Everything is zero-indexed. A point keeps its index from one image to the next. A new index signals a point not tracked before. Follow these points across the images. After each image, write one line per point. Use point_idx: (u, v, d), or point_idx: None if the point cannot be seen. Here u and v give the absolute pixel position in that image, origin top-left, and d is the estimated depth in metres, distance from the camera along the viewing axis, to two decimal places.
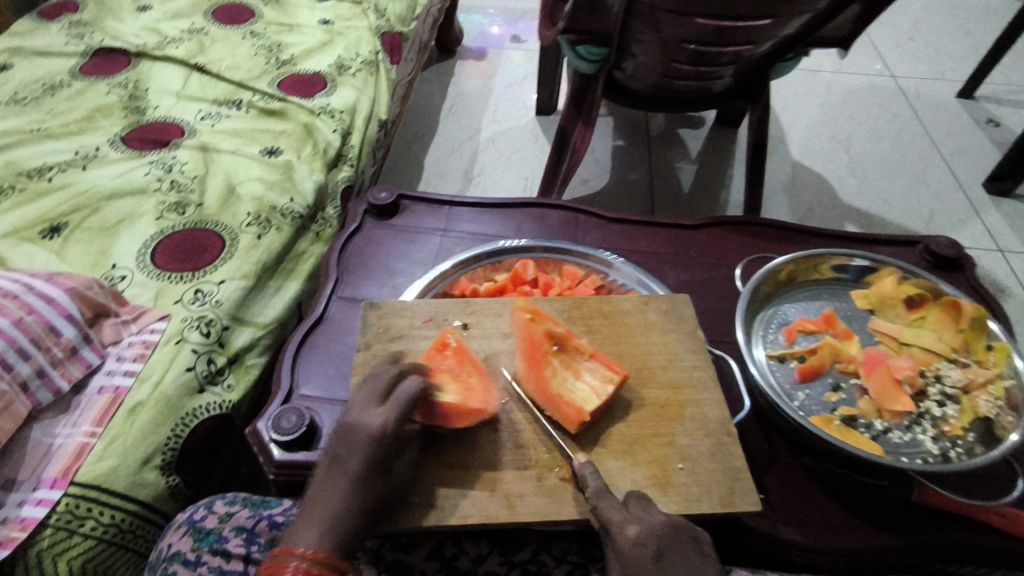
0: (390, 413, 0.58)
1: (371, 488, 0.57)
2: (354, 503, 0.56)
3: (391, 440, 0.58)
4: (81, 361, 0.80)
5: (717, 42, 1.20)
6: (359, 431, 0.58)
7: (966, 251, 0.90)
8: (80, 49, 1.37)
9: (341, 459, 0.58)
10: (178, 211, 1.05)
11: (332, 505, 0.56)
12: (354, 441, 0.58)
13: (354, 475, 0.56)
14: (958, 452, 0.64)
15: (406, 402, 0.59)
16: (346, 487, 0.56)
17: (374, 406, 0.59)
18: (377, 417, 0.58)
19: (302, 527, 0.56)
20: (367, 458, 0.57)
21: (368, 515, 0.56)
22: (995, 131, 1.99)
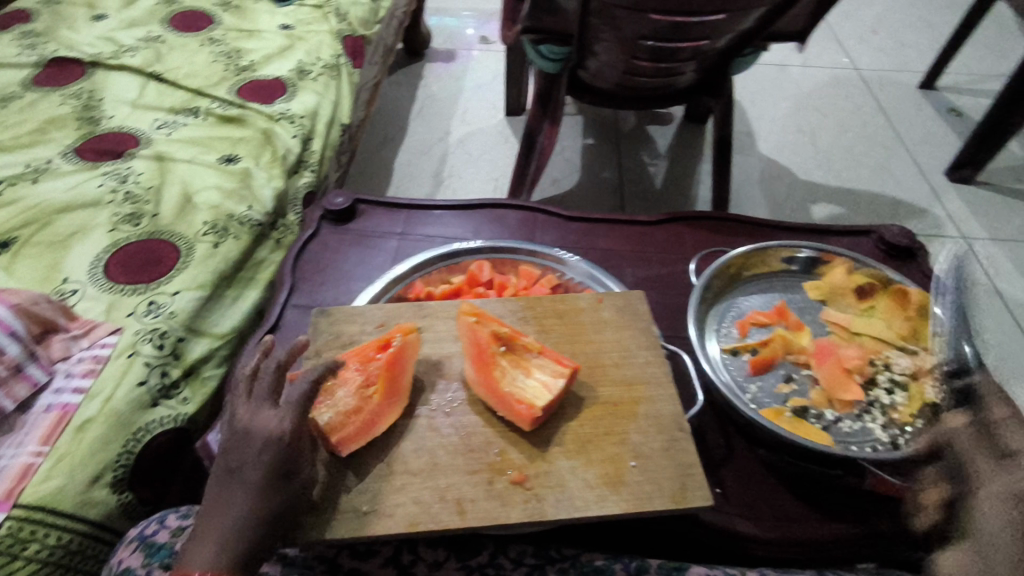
0: (285, 417, 0.55)
1: (272, 497, 0.53)
2: (253, 516, 0.52)
3: (289, 443, 0.55)
4: (28, 379, 0.79)
5: (674, 38, 1.21)
6: (255, 435, 0.54)
7: (918, 240, 0.92)
8: (32, 60, 1.34)
9: (237, 469, 0.54)
10: (132, 223, 1.03)
11: (225, 522, 0.52)
12: (247, 449, 0.54)
13: (254, 485, 0.53)
14: (906, 439, 0.64)
15: (301, 399, 0.56)
16: (245, 498, 0.53)
17: (269, 409, 0.56)
18: (276, 420, 0.55)
19: (195, 547, 0.52)
20: (267, 466, 0.54)
21: (272, 526, 0.53)
22: (956, 121, 2.02)
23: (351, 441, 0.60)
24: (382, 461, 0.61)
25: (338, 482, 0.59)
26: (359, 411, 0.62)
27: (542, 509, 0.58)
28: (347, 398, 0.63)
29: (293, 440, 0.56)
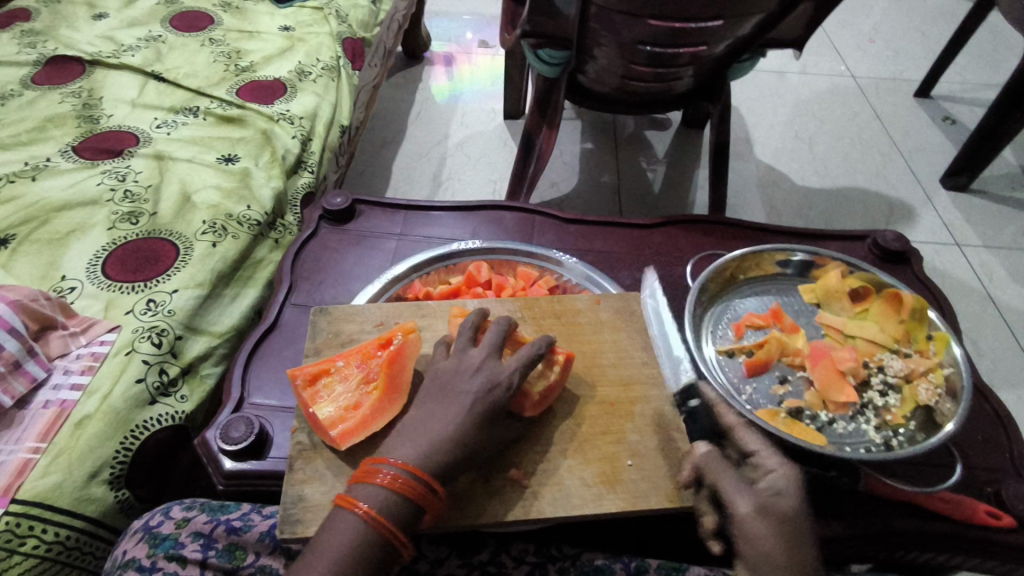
0: (514, 368, 0.60)
1: (474, 431, 0.57)
2: (459, 441, 0.56)
3: (507, 391, 0.59)
4: (26, 375, 0.78)
5: (673, 44, 1.22)
6: (478, 373, 0.60)
7: (912, 245, 0.93)
8: (32, 58, 1.35)
9: (448, 386, 0.59)
10: (131, 221, 1.04)
11: (433, 433, 0.56)
12: (469, 383, 0.59)
13: (468, 412, 0.57)
14: (900, 440, 0.65)
15: (527, 359, 0.61)
16: (455, 424, 0.56)
17: (496, 359, 0.61)
18: (504, 369, 0.60)
19: (398, 442, 0.56)
20: (481, 401, 0.58)
21: (470, 458, 0.57)
22: (951, 129, 2.04)
23: (347, 436, 0.61)
24: None
25: (337, 479, 0.60)
26: (357, 407, 0.63)
27: (540, 506, 0.59)
28: (346, 394, 0.64)
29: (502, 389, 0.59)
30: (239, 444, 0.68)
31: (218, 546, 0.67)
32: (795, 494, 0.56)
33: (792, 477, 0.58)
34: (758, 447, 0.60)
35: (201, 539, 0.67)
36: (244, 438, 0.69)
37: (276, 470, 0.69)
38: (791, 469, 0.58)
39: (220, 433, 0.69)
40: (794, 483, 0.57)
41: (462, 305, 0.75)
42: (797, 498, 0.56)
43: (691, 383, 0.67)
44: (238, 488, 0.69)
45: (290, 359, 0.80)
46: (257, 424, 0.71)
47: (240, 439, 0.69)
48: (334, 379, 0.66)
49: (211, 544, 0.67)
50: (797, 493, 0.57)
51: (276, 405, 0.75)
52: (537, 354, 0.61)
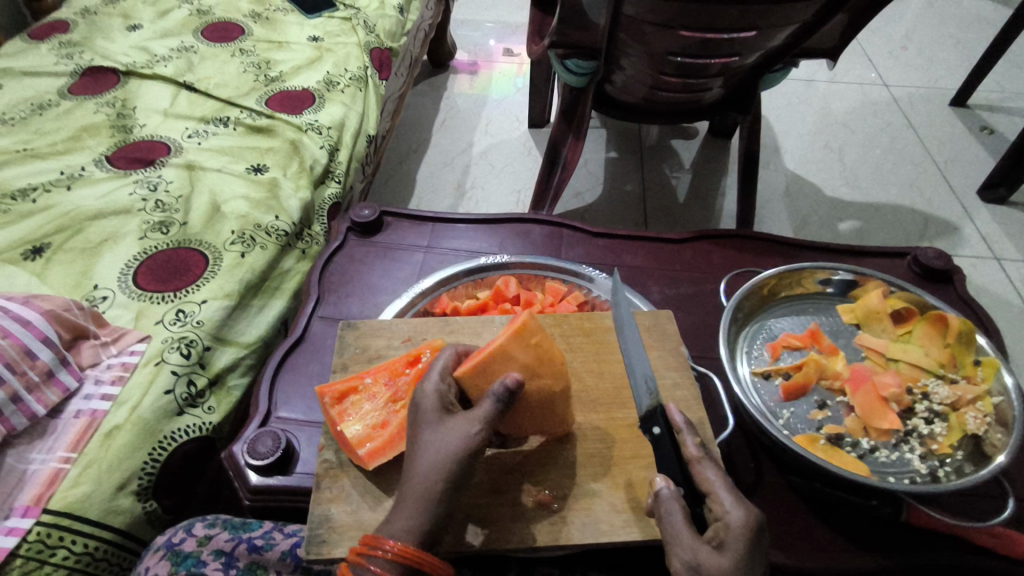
0: (433, 380, 0.58)
1: (434, 452, 0.53)
2: (431, 477, 0.52)
3: (442, 402, 0.56)
4: (59, 385, 0.78)
5: (703, 54, 1.20)
6: (412, 402, 0.57)
7: (955, 263, 0.89)
8: (69, 69, 1.37)
9: (414, 433, 0.55)
10: (162, 230, 1.05)
11: (409, 482, 0.52)
12: (415, 417, 0.56)
13: (420, 442, 0.54)
14: (946, 471, 0.63)
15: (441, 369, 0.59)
16: (420, 460, 0.52)
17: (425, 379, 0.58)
18: (430, 385, 0.58)
19: (395, 515, 0.51)
20: (424, 422, 0.55)
21: (457, 481, 0.52)
22: (988, 139, 1.98)
23: (375, 455, 0.60)
24: None
25: (363, 499, 0.59)
26: (385, 426, 0.62)
27: (570, 533, 0.57)
28: (375, 411, 0.63)
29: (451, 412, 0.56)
30: (266, 459, 0.68)
31: (239, 565, 0.66)
32: (751, 548, 0.47)
33: (753, 527, 0.47)
34: (720, 487, 0.51)
35: (222, 557, 0.66)
36: (272, 453, 0.69)
37: (302, 486, 0.68)
38: (752, 512, 0.49)
39: (248, 447, 0.69)
40: (754, 537, 0.47)
41: (490, 321, 0.74)
42: (751, 553, 0.46)
43: (658, 406, 0.60)
44: (264, 503, 0.69)
45: (316, 373, 0.80)
46: (284, 439, 0.70)
47: (267, 454, 0.69)
48: (362, 397, 0.65)
49: (233, 562, 0.66)
50: (760, 546, 0.47)
51: (302, 419, 0.75)
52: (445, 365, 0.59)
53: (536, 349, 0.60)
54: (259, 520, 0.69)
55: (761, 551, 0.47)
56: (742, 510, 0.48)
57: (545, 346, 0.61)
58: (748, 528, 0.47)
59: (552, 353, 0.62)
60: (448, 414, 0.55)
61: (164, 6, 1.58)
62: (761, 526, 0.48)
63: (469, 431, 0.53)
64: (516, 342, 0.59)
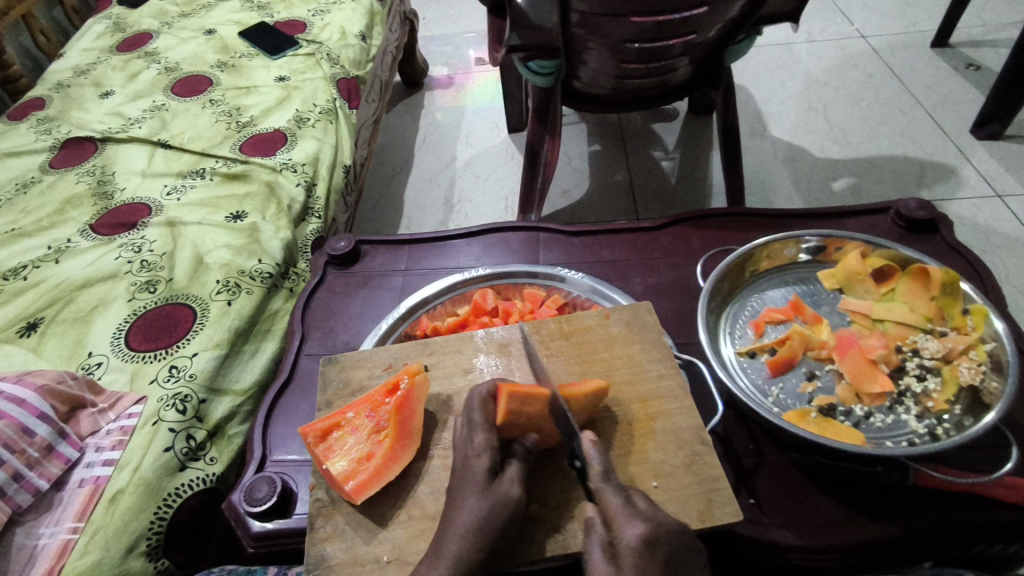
0: (481, 437, 0.58)
1: (478, 512, 0.53)
2: (471, 537, 0.52)
3: (491, 463, 0.56)
4: (60, 457, 0.80)
5: (661, 37, 1.19)
6: (460, 462, 0.57)
7: (938, 211, 0.87)
8: (48, 143, 1.40)
9: (458, 487, 0.56)
10: (149, 290, 1.06)
11: (442, 543, 0.53)
12: (460, 477, 0.56)
13: (464, 505, 0.54)
14: (945, 428, 0.61)
15: (489, 419, 0.59)
16: (461, 522, 0.53)
17: (469, 432, 0.59)
18: (479, 444, 0.57)
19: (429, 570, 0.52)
20: (469, 483, 0.55)
21: (496, 543, 0.53)
22: (975, 76, 1.94)
23: (363, 488, 0.60)
24: (400, 507, 0.60)
25: (357, 534, 0.59)
26: (370, 457, 0.62)
27: (565, 542, 0.57)
28: (359, 445, 0.63)
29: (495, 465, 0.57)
30: (262, 505, 0.68)
31: None
32: (646, 567, 0.47)
33: (647, 544, 0.48)
34: (618, 506, 0.51)
35: None
36: (268, 498, 0.69)
37: (300, 528, 0.68)
38: (647, 529, 0.49)
39: (244, 495, 0.69)
40: (645, 556, 0.48)
41: (471, 337, 0.73)
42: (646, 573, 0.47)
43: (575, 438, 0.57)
44: (268, 549, 0.69)
45: (308, 411, 0.80)
46: (280, 482, 0.70)
47: (264, 500, 0.69)
48: (346, 432, 0.65)
49: None
50: (655, 565, 0.47)
51: (297, 459, 0.75)
52: (490, 415, 0.60)
53: (528, 420, 0.60)
54: (262, 566, 0.72)
55: (656, 569, 0.47)
56: (639, 526, 0.49)
57: (532, 410, 0.60)
58: (641, 546, 0.48)
59: (544, 410, 0.61)
60: (493, 473, 0.56)
61: (133, 68, 1.61)
62: (653, 542, 0.48)
63: (510, 493, 0.54)
64: (506, 427, 0.60)
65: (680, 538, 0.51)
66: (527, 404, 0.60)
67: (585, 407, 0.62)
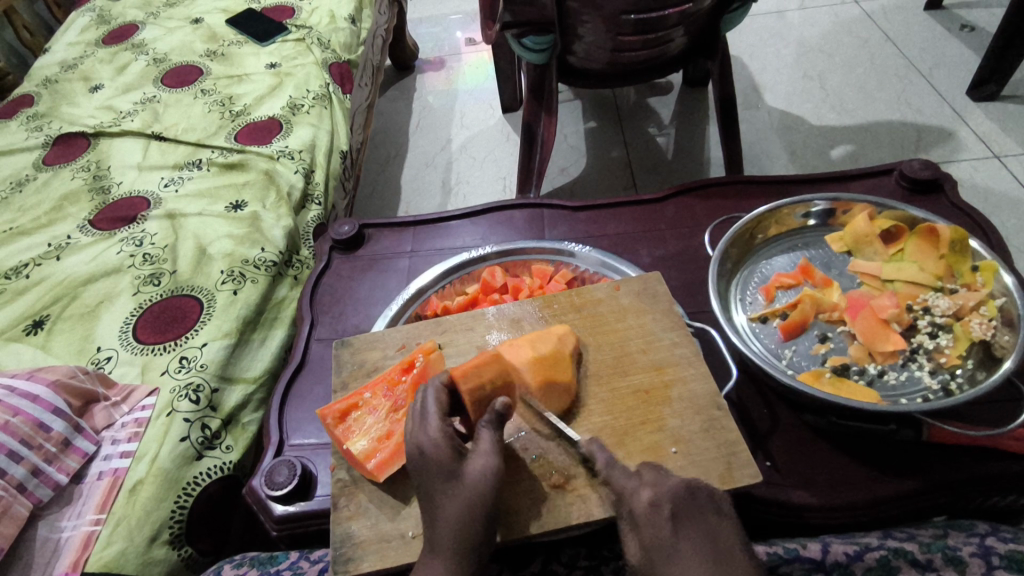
0: (430, 428, 0.57)
1: (459, 497, 0.54)
2: (459, 521, 0.53)
3: (448, 446, 0.56)
4: (77, 451, 0.80)
5: (657, 6, 1.19)
6: (415, 456, 0.56)
7: (942, 171, 0.87)
8: (41, 140, 1.39)
9: (425, 483, 0.55)
10: (153, 283, 1.06)
11: (432, 536, 0.53)
12: (426, 468, 0.56)
13: (440, 499, 0.54)
14: (959, 383, 0.62)
15: (438, 404, 0.59)
16: (447, 510, 0.53)
17: (424, 419, 0.58)
18: (433, 431, 0.57)
19: (428, 560, 0.52)
20: (436, 474, 0.55)
21: (487, 521, 0.54)
22: (970, 37, 1.92)
23: (385, 466, 0.60)
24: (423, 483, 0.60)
25: (381, 511, 0.59)
26: (390, 436, 0.63)
27: (588, 509, 0.57)
28: (378, 424, 0.64)
29: (455, 448, 0.57)
30: (283, 487, 0.69)
31: None
32: (653, 525, 0.48)
33: (652, 504, 0.50)
34: (625, 481, 0.53)
35: None
36: (288, 481, 0.69)
37: (324, 509, 0.69)
38: (651, 494, 0.50)
39: (265, 479, 0.70)
40: (651, 516, 0.49)
41: (482, 314, 0.74)
42: (653, 532, 0.48)
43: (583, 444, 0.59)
44: (291, 531, 0.70)
45: (322, 395, 0.80)
46: (300, 465, 0.71)
47: (285, 483, 0.69)
48: (364, 412, 0.65)
49: None
50: (664, 523, 0.48)
51: (315, 442, 0.76)
52: (438, 400, 0.60)
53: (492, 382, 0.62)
54: (285, 552, 0.72)
55: (662, 523, 0.48)
56: (646, 493, 0.51)
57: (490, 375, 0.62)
58: (648, 509, 0.49)
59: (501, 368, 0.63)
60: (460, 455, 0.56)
61: (121, 61, 1.58)
62: (657, 503, 0.50)
63: (485, 467, 0.55)
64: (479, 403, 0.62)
65: (688, 495, 0.50)
66: (483, 370, 0.62)
67: (535, 338, 0.66)
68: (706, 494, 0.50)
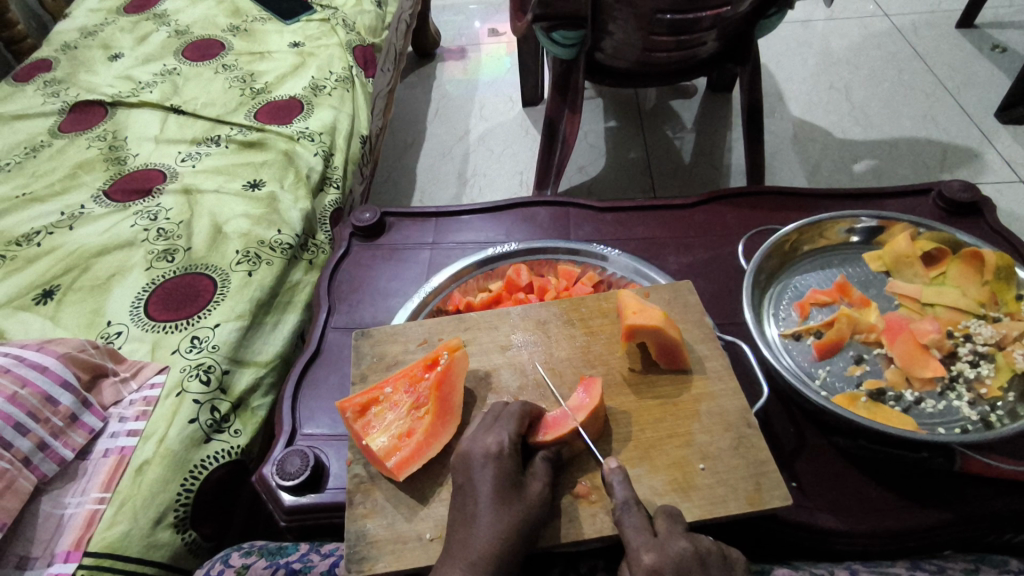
0: (503, 433, 0.56)
1: (512, 510, 0.52)
2: (506, 535, 0.51)
3: (513, 458, 0.55)
4: (84, 427, 0.79)
5: (693, 8, 1.16)
6: (474, 459, 0.55)
7: (982, 194, 0.85)
8: (57, 106, 1.36)
9: (467, 487, 0.54)
10: (167, 259, 1.04)
11: (472, 541, 0.51)
12: (473, 474, 0.54)
13: (490, 507, 0.52)
14: (998, 415, 0.60)
15: (513, 416, 0.57)
16: (483, 525, 0.51)
17: (485, 429, 0.57)
18: (490, 441, 0.55)
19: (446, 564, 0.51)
20: (497, 481, 0.53)
21: (525, 540, 0.52)
22: (1001, 57, 1.90)
23: (405, 464, 0.58)
24: (441, 484, 0.59)
25: (398, 511, 0.57)
26: (411, 434, 0.61)
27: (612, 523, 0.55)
28: (399, 421, 0.62)
29: (514, 461, 0.55)
30: (295, 478, 0.67)
31: None
32: None
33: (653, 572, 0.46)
34: (634, 536, 0.50)
35: None
36: (300, 472, 0.67)
37: (336, 502, 0.67)
38: (652, 560, 0.47)
39: (276, 468, 0.68)
40: None
41: (506, 313, 0.72)
42: None
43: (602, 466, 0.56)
44: (301, 523, 0.68)
45: (337, 384, 0.79)
46: (313, 456, 0.69)
47: (297, 474, 0.67)
48: (384, 407, 0.64)
49: None
50: None
51: (328, 433, 0.74)
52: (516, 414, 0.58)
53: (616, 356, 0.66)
54: (294, 544, 0.70)
55: None
56: (648, 557, 0.47)
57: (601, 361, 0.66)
58: None
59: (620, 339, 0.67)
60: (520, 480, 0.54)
61: (142, 30, 1.56)
62: (658, 571, 0.46)
63: (539, 493, 0.54)
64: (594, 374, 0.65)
65: (696, 562, 0.47)
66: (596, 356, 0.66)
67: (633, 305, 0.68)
68: (718, 561, 0.48)
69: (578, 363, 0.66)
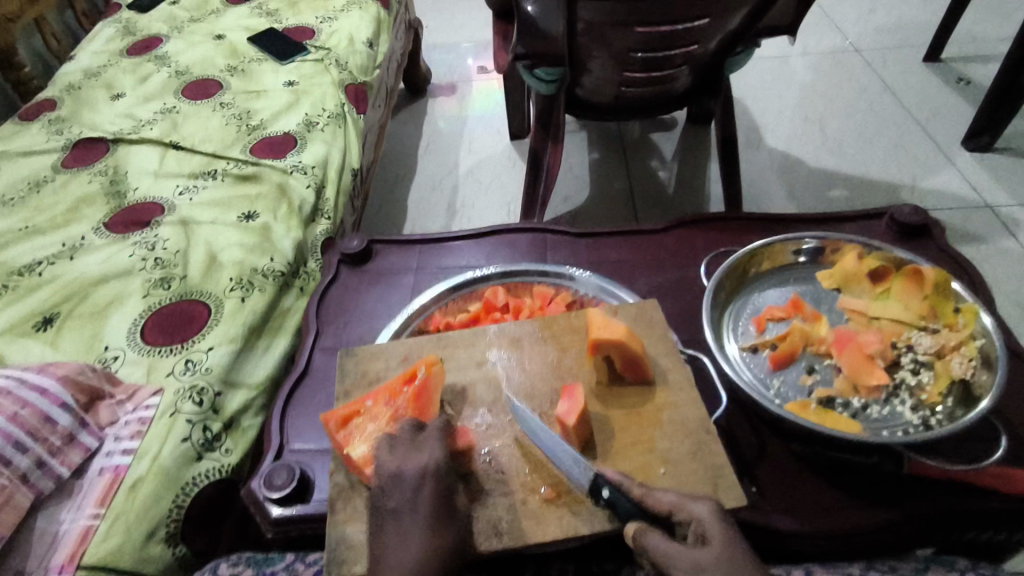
0: (433, 454, 0.61)
1: (446, 530, 0.58)
2: (436, 551, 0.56)
3: (444, 477, 0.60)
4: (80, 446, 0.83)
5: (664, 46, 1.24)
6: (409, 480, 0.59)
7: (931, 217, 0.91)
8: (60, 143, 1.43)
9: (398, 510, 0.58)
10: (163, 287, 1.08)
11: (406, 560, 0.56)
12: (405, 495, 0.59)
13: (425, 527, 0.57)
14: (938, 418, 0.65)
15: (439, 436, 0.63)
16: (414, 543, 0.56)
17: (416, 450, 0.62)
18: (421, 463, 0.60)
19: None
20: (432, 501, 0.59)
21: (456, 553, 0.57)
22: (966, 90, 1.99)
23: None
24: None
25: None
26: None
27: (577, 525, 0.59)
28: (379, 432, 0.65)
29: (442, 481, 0.60)
30: (281, 491, 0.71)
31: None
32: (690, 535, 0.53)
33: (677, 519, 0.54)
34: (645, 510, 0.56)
35: None
36: (287, 484, 0.71)
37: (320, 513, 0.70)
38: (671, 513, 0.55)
39: (264, 481, 0.72)
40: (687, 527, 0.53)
41: (483, 331, 0.76)
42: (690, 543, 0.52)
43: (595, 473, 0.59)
44: (286, 534, 0.71)
45: (323, 403, 0.83)
46: (299, 470, 0.73)
47: (283, 486, 0.71)
48: (365, 419, 0.67)
49: None
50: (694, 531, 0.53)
51: (314, 448, 0.78)
52: (441, 436, 0.63)
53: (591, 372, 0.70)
54: (281, 553, 0.74)
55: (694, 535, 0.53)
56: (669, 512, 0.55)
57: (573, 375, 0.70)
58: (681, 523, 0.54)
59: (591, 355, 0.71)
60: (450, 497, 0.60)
61: (144, 71, 1.63)
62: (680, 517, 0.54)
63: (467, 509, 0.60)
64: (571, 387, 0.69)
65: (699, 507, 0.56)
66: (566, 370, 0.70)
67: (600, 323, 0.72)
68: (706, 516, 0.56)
69: (549, 377, 0.71)
